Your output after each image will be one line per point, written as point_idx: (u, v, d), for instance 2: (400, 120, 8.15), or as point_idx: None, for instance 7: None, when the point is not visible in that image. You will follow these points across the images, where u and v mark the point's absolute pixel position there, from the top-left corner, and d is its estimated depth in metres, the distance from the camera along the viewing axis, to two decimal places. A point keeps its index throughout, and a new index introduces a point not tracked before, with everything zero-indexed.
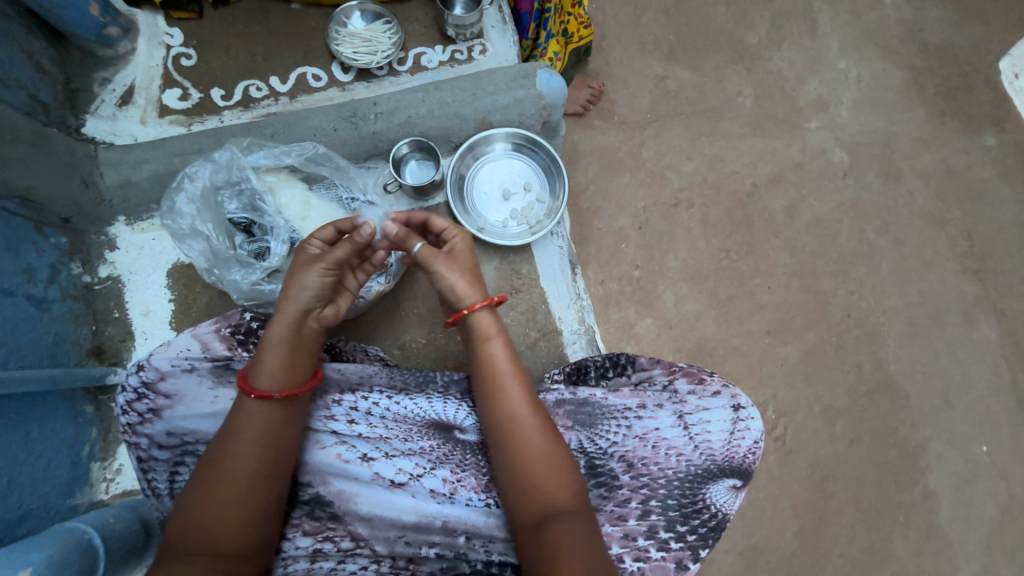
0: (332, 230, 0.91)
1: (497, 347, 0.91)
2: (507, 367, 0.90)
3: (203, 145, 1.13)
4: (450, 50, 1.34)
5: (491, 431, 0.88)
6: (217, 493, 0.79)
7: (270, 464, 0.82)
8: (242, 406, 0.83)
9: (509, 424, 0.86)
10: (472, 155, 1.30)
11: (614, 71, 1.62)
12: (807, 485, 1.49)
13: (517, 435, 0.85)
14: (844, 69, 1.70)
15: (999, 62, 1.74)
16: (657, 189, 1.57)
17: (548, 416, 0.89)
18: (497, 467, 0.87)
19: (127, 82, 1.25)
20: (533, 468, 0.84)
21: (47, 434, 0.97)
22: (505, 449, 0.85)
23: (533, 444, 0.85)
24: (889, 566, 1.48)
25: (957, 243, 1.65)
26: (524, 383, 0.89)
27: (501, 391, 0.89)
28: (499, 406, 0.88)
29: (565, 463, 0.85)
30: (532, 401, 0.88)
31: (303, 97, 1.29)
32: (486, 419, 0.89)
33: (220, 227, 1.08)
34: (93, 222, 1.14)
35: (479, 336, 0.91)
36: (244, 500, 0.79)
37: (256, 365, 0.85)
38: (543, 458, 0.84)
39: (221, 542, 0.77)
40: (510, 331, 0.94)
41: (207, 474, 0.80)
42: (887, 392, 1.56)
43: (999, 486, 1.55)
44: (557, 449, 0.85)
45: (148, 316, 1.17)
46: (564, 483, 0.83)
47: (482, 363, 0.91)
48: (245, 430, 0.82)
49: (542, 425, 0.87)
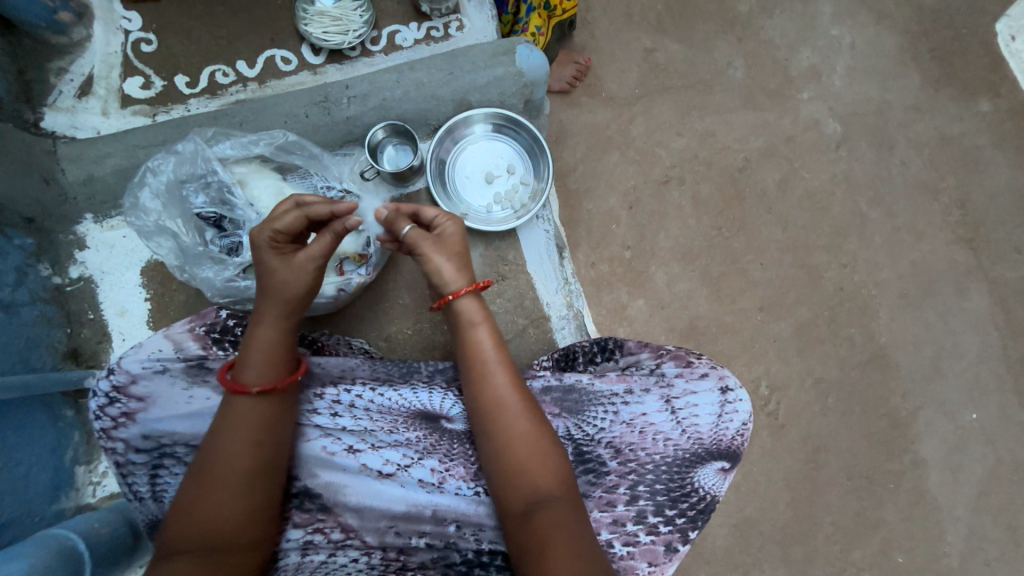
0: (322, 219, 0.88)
1: (483, 334, 0.89)
2: (494, 354, 0.88)
3: (168, 136, 1.09)
4: (426, 27, 1.28)
5: (476, 420, 0.87)
6: (211, 491, 0.77)
7: (265, 461, 0.80)
8: (232, 400, 0.82)
9: (496, 410, 0.85)
10: (451, 138, 1.25)
11: (600, 45, 1.56)
12: (799, 457, 1.51)
13: (505, 422, 0.84)
14: (837, 36, 1.65)
15: (995, 24, 1.69)
16: (647, 167, 1.53)
17: (537, 403, 0.88)
18: (484, 456, 0.85)
19: (85, 71, 1.19)
20: (521, 455, 0.82)
21: (24, 441, 0.95)
22: (492, 438, 0.84)
23: (521, 430, 0.83)
24: (879, 532, 1.51)
25: (950, 213, 1.63)
26: (510, 369, 0.88)
27: (487, 377, 0.87)
28: (486, 393, 0.86)
29: (554, 449, 0.84)
30: (520, 387, 0.87)
31: (272, 82, 1.24)
32: (472, 406, 0.87)
33: (189, 223, 1.04)
34: (60, 222, 1.10)
35: (465, 323, 0.90)
36: (234, 497, 0.77)
37: (240, 363, 0.83)
38: (531, 445, 0.83)
39: (221, 538, 0.76)
40: (497, 318, 0.92)
41: (200, 473, 0.78)
42: (879, 364, 1.56)
43: (988, 451, 1.57)
44: (546, 436, 0.84)
45: (125, 316, 1.15)
46: (552, 468, 0.82)
47: (468, 351, 0.89)
48: (234, 426, 0.80)
49: (530, 411, 0.85)
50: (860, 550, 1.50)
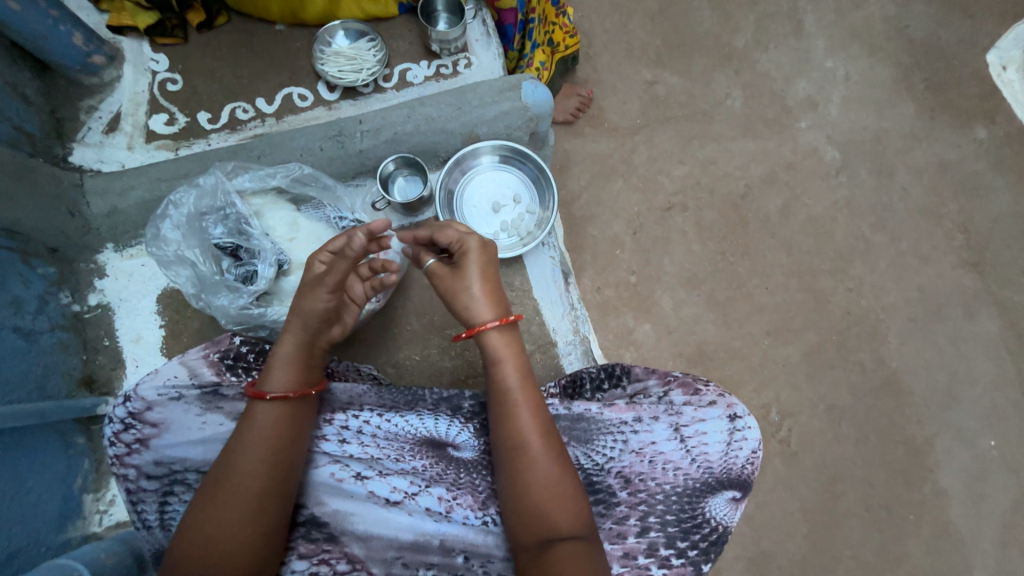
0: (344, 243, 0.87)
1: (509, 371, 0.88)
2: (521, 391, 0.87)
3: (188, 169, 1.14)
4: (436, 65, 1.35)
5: (498, 458, 0.85)
6: (224, 511, 0.77)
7: (275, 480, 0.81)
8: (251, 412, 0.84)
9: (517, 447, 0.84)
10: (460, 169, 1.30)
11: (602, 78, 1.63)
12: (815, 486, 1.47)
13: (523, 464, 0.83)
14: (832, 68, 1.71)
15: (986, 55, 1.74)
16: (650, 194, 1.57)
17: (559, 443, 0.86)
18: (504, 498, 0.84)
19: (113, 109, 1.26)
20: (538, 497, 0.81)
21: (36, 468, 0.96)
22: (512, 478, 0.83)
23: (543, 472, 0.82)
24: (902, 567, 1.45)
25: (954, 237, 1.64)
26: (534, 407, 0.86)
27: (513, 414, 0.85)
28: (507, 432, 0.85)
29: (574, 492, 0.82)
30: (543, 426, 0.85)
31: (289, 117, 1.29)
32: (497, 442, 0.86)
33: (207, 252, 1.08)
34: (82, 251, 1.14)
35: (492, 358, 0.88)
36: (248, 517, 0.77)
37: (263, 374, 0.87)
38: (551, 488, 0.81)
39: (229, 562, 0.75)
40: (527, 353, 0.91)
41: (213, 491, 0.79)
42: (891, 388, 1.54)
43: (1011, 480, 1.52)
44: (567, 478, 0.83)
45: (139, 343, 1.17)
46: (573, 512, 0.81)
47: (494, 386, 0.88)
48: (250, 441, 0.82)
49: (553, 451, 0.84)
50: None
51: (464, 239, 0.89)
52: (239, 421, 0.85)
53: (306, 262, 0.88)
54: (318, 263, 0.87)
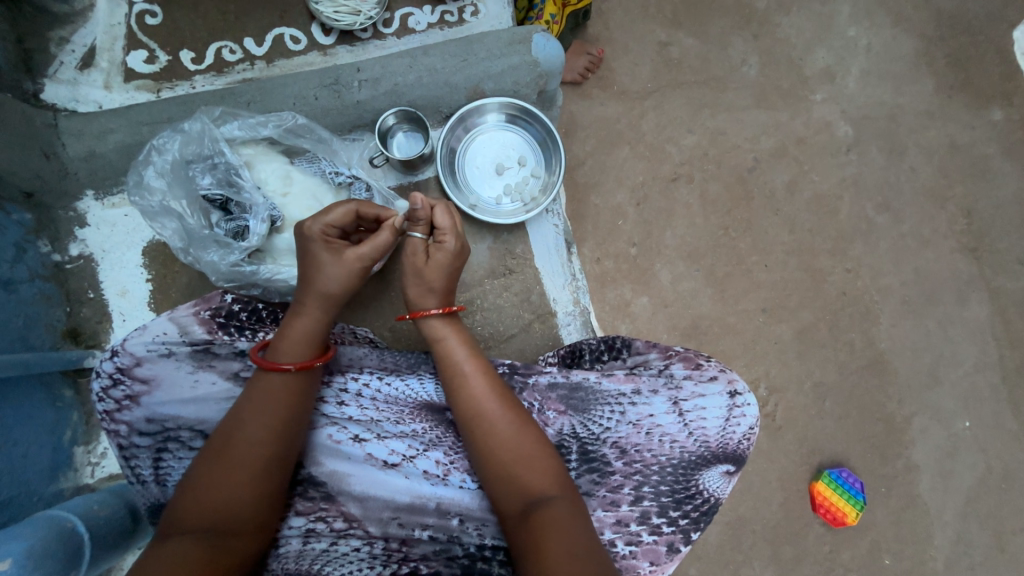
0: (349, 213, 0.90)
1: (454, 346, 0.90)
2: (468, 362, 0.89)
3: (172, 113, 1.06)
4: (440, 11, 1.25)
5: (461, 430, 0.87)
6: (228, 474, 0.76)
7: (279, 444, 0.80)
8: (260, 377, 0.83)
9: (473, 418, 0.85)
10: (463, 127, 1.23)
11: (614, 36, 1.53)
12: (795, 458, 1.52)
13: (482, 433, 0.84)
14: (854, 37, 1.62)
15: (1012, 32, 1.66)
16: (656, 163, 1.51)
17: (519, 408, 0.87)
18: (479, 469, 0.85)
19: (87, 42, 1.16)
20: (509, 462, 0.82)
21: (22, 421, 0.95)
22: (477, 447, 0.84)
23: (505, 438, 0.83)
24: (868, 534, 1.53)
25: (956, 221, 1.62)
26: (488, 374, 0.88)
27: (463, 385, 0.87)
28: (463, 402, 0.87)
29: (537, 453, 0.83)
30: (499, 393, 0.87)
31: (281, 62, 1.20)
32: (455, 414, 0.88)
33: (194, 205, 1.03)
34: (60, 197, 1.08)
35: (433, 337, 0.92)
36: (253, 477, 0.77)
37: (274, 347, 0.85)
38: (516, 452, 0.83)
39: (232, 520, 0.75)
40: (468, 330, 0.94)
41: (217, 454, 0.78)
42: (877, 369, 1.57)
43: (979, 459, 1.59)
44: (529, 439, 0.84)
45: (126, 297, 1.13)
46: (541, 473, 0.82)
47: (443, 360, 0.90)
48: (254, 406, 0.80)
49: (508, 417, 0.85)
50: (849, 551, 1.52)
51: (446, 233, 0.91)
52: (247, 387, 0.83)
53: (308, 220, 0.88)
54: (320, 230, 0.88)
